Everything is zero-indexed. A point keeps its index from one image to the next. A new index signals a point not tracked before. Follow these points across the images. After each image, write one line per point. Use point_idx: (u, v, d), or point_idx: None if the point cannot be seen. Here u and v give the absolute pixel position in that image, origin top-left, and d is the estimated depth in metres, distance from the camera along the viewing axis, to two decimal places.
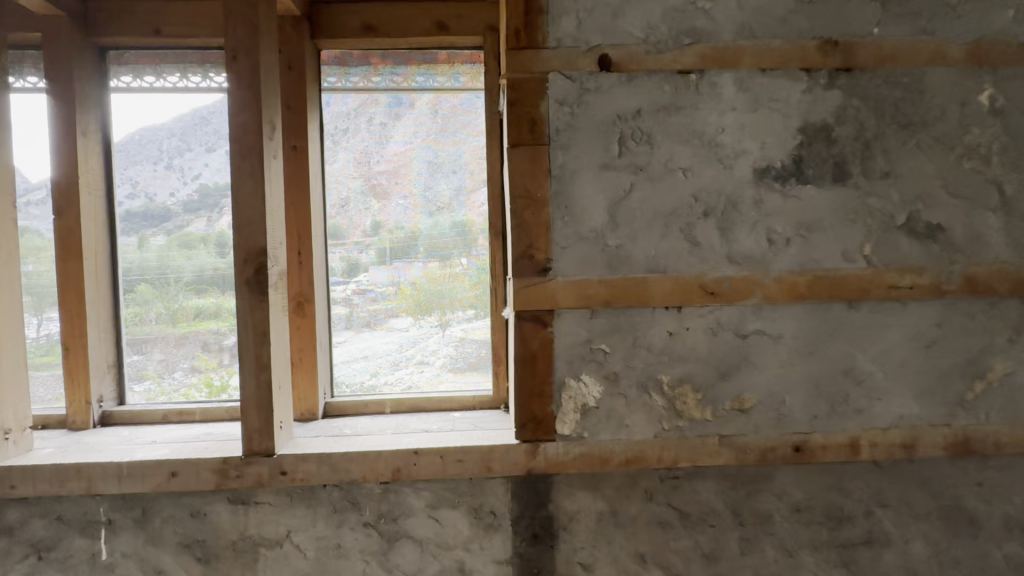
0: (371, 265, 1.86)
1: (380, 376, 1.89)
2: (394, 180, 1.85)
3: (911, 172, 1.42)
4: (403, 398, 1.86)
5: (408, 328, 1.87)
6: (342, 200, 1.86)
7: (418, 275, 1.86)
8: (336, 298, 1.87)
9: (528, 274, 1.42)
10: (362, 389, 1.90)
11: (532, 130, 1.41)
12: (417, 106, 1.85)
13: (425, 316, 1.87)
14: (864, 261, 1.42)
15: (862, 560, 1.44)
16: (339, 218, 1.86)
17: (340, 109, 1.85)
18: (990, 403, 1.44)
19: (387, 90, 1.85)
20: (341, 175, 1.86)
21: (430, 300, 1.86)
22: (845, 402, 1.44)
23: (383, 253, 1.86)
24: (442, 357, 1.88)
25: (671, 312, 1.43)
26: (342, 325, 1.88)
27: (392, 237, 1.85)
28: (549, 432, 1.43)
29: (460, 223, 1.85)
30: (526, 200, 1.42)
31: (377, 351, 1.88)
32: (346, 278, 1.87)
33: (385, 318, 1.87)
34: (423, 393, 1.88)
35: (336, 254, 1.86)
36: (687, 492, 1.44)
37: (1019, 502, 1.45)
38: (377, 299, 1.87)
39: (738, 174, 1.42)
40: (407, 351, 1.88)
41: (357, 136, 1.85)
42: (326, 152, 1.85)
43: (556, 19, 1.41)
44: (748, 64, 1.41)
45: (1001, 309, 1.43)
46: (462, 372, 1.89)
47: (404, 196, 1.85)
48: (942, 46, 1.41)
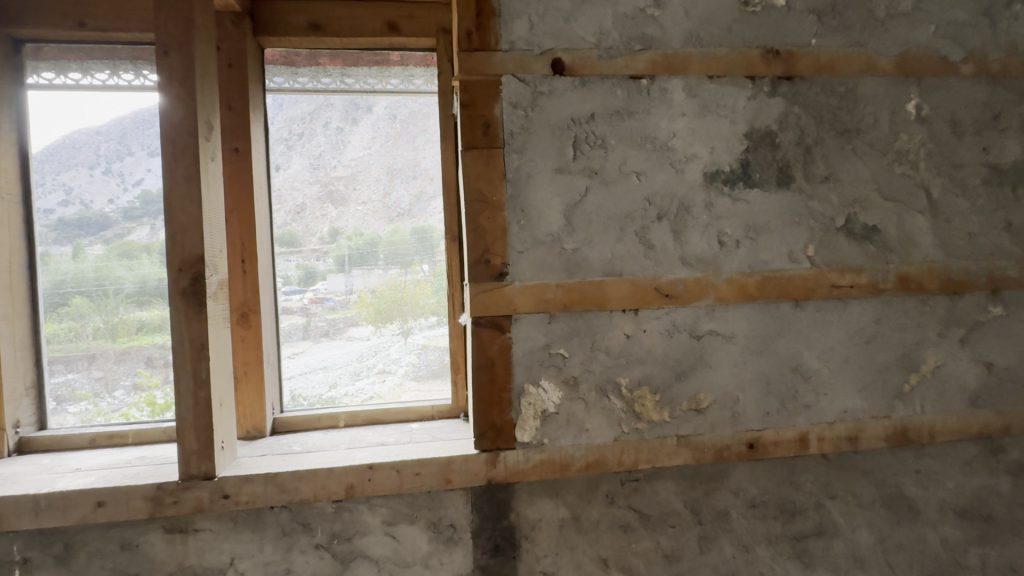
0: (329, 273, 1.78)
1: (339, 388, 1.81)
2: (351, 186, 1.79)
3: (848, 176, 1.49)
4: (363, 410, 1.78)
5: (369, 336, 1.81)
6: (297, 206, 1.78)
7: (378, 282, 1.80)
8: (292, 307, 1.79)
9: (485, 279, 1.39)
10: (319, 402, 1.81)
11: (486, 133, 1.39)
12: (374, 110, 1.80)
13: (386, 325, 1.81)
14: (808, 262, 1.48)
15: (814, 551, 1.49)
16: (294, 225, 1.78)
17: (292, 112, 1.78)
18: (925, 394, 1.52)
19: (341, 92, 1.79)
20: (296, 181, 1.78)
21: (391, 307, 1.81)
22: (795, 399, 1.48)
23: (341, 260, 1.79)
24: (402, 366, 1.82)
25: (628, 314, 1.43)
26: (298, 336, 1.79)
27: (350, 244, 1.78)
28: (510, 440, 1.40)
29: (421, 228, 1.81)
30: (482, 204, 1.39)
31: (336, 361, 1.80)
32: (302, 286, 1.78)
33: (344, 326, 1.80)
34: (384, 404, 1.82)
35: (291, 262, 1.78)
36: (647, 494, 1.45)
37: (952, 487, 1.53)
38: (334, 308, 1.79)
39: (688, 177, 1.45)
40: (368, 360, 1.81)
41: (312, 140, 1.78)
42: (277, 156, 1.77)
43: (508, 22, 1.40)
44: (696, 70, 1.44)
45: (932, 305, 1.51)
46: (424, 381, 1.84)
47: (363, 202, 1.79)
48: (872, 58, 1.49)
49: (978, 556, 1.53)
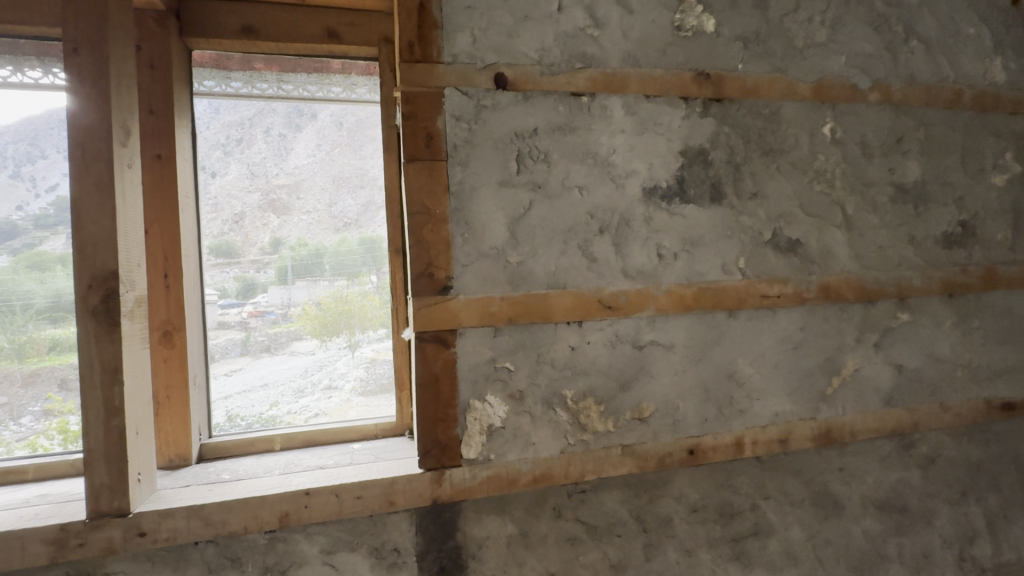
0: (270, 285, 1.70)
1: (280, 407, 1.71)
2: (295, 195, 1.72)
3: (774, 193, 1.59)
4: (307, 429, 1.70)
5: (314, 350, 1.73)
6: (236, 215, 1.68)
7: (324, 294, 1.73)
8: (229, 321, 1.68)
9: (429, 293, 1.36)
10: (260, 422, 1.71)
11: (429, 145, 1.37)
12: (319, 117, 1.75)
13: (332, 338, 1.74)
14: (740, 273, 1.56)
15: (751, 551, 1.55)
16: (232, 234, 1.69)
17: (231, 117, 1.69)
18: (845, 396, 1.63)
19: (282, 99, 1.72)
20: (235, 189, 1.69)
21: (338, 320, 1.74)
22: (730, 404, 1.55)
23: (283, 272, 1.70)
24: (348, 382, 1.75)
25: (573, 326, 1.45)
26: (236, 351, 1.69)
27: (293, 255, 1.71)
28: (455, 457, 1.37)
29: (369, 239, 1.76)
30: (425, 217, 1.37)
31: (278, 378, 1.71)
32: (241, 299, 1.69)
33: (287, 341, 1.72)
34: (331, 422, 1.74)
35: (229, 274, 1.68)
36: (593, 505, 1.45)
37: (871, 482, 1.64)
38: (277, 322, 1.71)
39: (628, 192, 1.49)
40: (313, 376, 1.73)
41: (253, 146, 1.69)
42: (216, 162, 1.68)
43: (450, 35, 1.40)
44: (634, 89, 1.49)
45: (849, 313, 1.63)
46: (371, 396, 1.78)
47: (307, 211, 1.72)
48: (793, 84, 1.60)
49: (895, 545, 1.65)
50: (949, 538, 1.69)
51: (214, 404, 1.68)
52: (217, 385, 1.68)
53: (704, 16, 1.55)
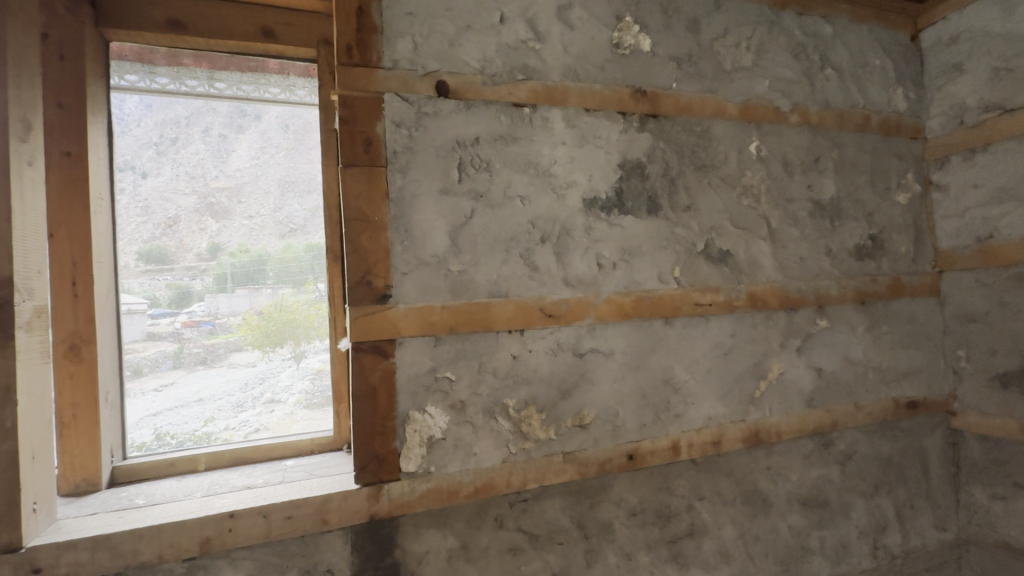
0: (208, 293, 1.62)
1: (214, 424, 1.62)
2: (236, 199, 1.65)
3: (706, 206, 1.67)
4: (245, 446, 1.61)
5: (255, 362, 1.67)
6: (168, 218, 1.58)
7: (266, 303, 1.68)
8: (160, 332, 1.58)
9: (366, 302, 1.33)
10: (191, 440, 1.60)
11: (367, 151, 1.35)
12: (264, 118, 1.68)
13: (276, 349, 1.69)
14: (675, 282, 1.62)
15: (687, 551, 1.60)
16: (165, 240, 1.58)
17: (165, 115, 1.59)
18: (772, 399, 1.72)
19: (217, 98, 1.64)
20: (167, 191, 1.59)
21: (282, 330, 1.69)
22: (667, 409, 1.60)
23: (222, 279, 1.63)
24: (292, 395, 1.70)
25: (515, 335, 1.45)
26: (167, 364, 1.59)
27: (233, 261, 1.64)
28: (393, 471, 1.34)
29: (316, 246, 1.71)
30: (363, 223, 1.33)
31: (214, 393, 1.62)
32: (174, 308, 1.59)
33: (225, 352, 1.64)
34: (272, 437, 1.67)
35: (161, 282, 1.58)
36: (535, 514, 1.45)
37: (796, 479, 1.74)
38: (214, 332, 1.63)
39: (569, 203, 1.52)
40: (253, 390, 1.67)
41: (190, 147, 1.60)
42: (150, 162, 1.57)
43: (391, 40, 1.38)
44: (574, 103, 1.53)
45: (774, 320, 1.73)
46: (316, 410, 1.73)
47: (249, 215, 1.66)
48: (722, 104, 1.69)
49: (818, 538, 1.75)
50: (864, 528, 1.82)
51: (142, 421, 1.56)
52: (144, 401, 1.57)
53: (640, 36, 1.62)
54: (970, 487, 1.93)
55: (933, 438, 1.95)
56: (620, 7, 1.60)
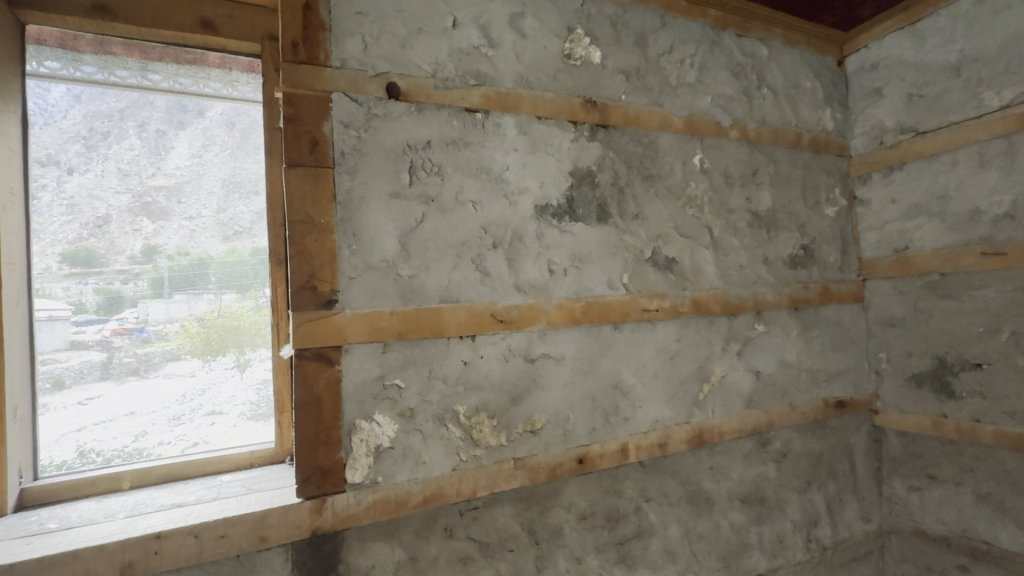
0: (143, 298, 1.52)
1: (146, 439, 1.51)
2: (175, 198, 1.56)
3: (653, 215, 1.73)
4: (179, 461, 1.51)
5: (195, 372, 1.57)
6: (98, 218, 1.47)
7: (207, 310, 1.59)
8: (86, 341, 1.46)
9: (311, 308, 1.28)
10: (119, 457, 1.48)
11: (314, 151, 1.31)
12: (207, 115, 1.60)
13: (218, 358, 1.59)
14: (624, 289, 1.66)
15: (635, 552, 1.63)
16: (93, 240, 1.47)
17: (94, 107, 1.48)
18: (714, 401, 1.80)
19: (153, 91, 1.55)
20: (97, 189, 1.48)
21: (224, 337, 1.60)
22: (616, 413, 1.63)
23: (158, 284, 1.53)
24: (235, 407, 1.61)
25: (466, 341, 1.44)
26: (93, 375, 1.47)
27: (171, 265, 1.55)
28: (338, 483, 1.29)
29: (263, 249, 1.64)
30: (308, 226, 1.29)
31: (147, 405, 1.51)
32: (103, 315, 1.48)
33: (160, 362, 1.54)
34: (211, 451, 1.57)
35: (87, 286, 1.46)
36: (486, 521, 1.44)
37: (736, 477, 1.82)
38: (148, 340, 1.52)
39: (521, 209, 1.53)
40: (192, 401, 1.57)
41: (124, 142, 1.51)
42: (76, 157, 1.46)
43: (339, 39, 1.35)
44: (526, 110, 1.55)
45: (716, 325, 1.81)
46: (261, 421, 1.64)
47: (190, 216, 1.57)
48: (668, 117, 1.76)
49: (756, 534, 1.83)
50: (798, 522, 1.92)
51: (63, 438, 1.43)
52: (65, 416, 1.43)
53: (590, 48, 1.66)
54: (891, 479, 2.09)
55: (858, 435, 2.09)
56: (571, 19, 1.64)
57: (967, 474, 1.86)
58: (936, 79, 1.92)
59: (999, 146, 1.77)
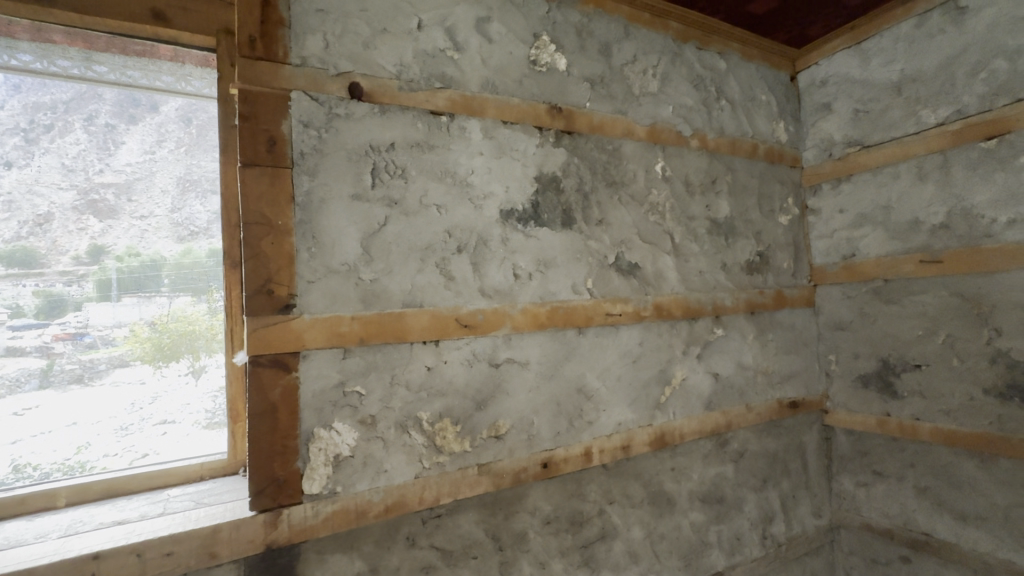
0: (87, 302, 1.43)
1: (89, 451, 1.41)
2: (125, 196, 1.48)
3: (617, 221, 1.76)
4: (124, 475, 1.42)
5: (145, 380, 1.49)
6: (38, 216, 1.38)
7: (160, 313, 1.51)
8: (23, 347, 1.36)
9: (267, 313, 1.24)
10: (57, 471, 1.38)
11: (271, 151, 1.27)
12: (162, 110, 1.52)
13: (171, 364, 1.51)
14: (588, 293, 1.68)
15: (599, 555, 1.64)
16: (33, 240, 1.37)
17: (34, 98, 1.39)
18: (676, 403, 1.83)
19: (101, 83, 1.46)
20: (37, 184, 1.38)
21: (178, 343, 1.52)
22: (580, 416, 1.64)
23: (105, 286, 1.45)
24: (190, 415, 1.53)
25: (429, 346, 1.42)
26: (31, 384, 1.37)
27: (120, 266, 1.46)
28: (295, 495, 1.25)
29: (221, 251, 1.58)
30: (265, 228, 1.25)
31: (90, 415, 1.42)
32: (44, 319, 1.38)
33: (106, 369, 1.45)
34: (162, 462, 1.49)
35: (26, 288, 1.37)
36: (449, 529, 1.42)
37: (696, 478, 1.86)
38: (94, 346, 1.43)
39: (486, 214, 1.53)
40: (142, 410, 1.48)
41: (68, 135, 1.42)
42: (15, 150, 1.36)
43: (299, 36, 1.32)
44: (492, 114, 1.54)
45: (678, 329, 1.85)
46: (218, 429, 1.57)
47: (141, 216, 1.49)
48: (631, 125, 1.80)
49: (715, 532, 1.88)
50: (755, 520, 1.98)
51: None
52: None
53: (556, 55, 1.67)
54: (840, 476, 2.18)
55: (810, 434, 2.18)
56: (537, 25, 1.65)
57: (908, 470, 1.97)
58: (880, 96, 2.03)
59: (935, 160, 1.89)
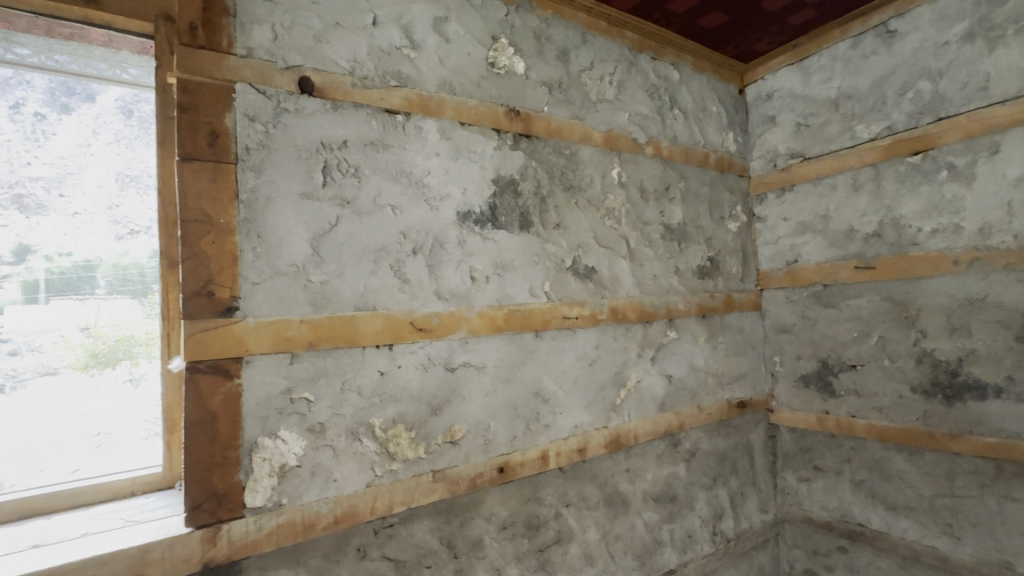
0: (10, 305, 1.31)
1: (7, 468, 1.29)
2: (56, 190, 1.36)
3: (574, 225, 1.77)
4: (48, 492, 1.30)
5: (76, 389, 1.37)
6: None
7: (95, 317, 1.40)
8: None
9: (206, 316, 1.17)
10: None
11: (213, 144, 1.20)
12: (99, 100, 1.42)
13: (107, 371, 1.41)
14: (546, 297, 1.68)
15: (555, 558, 1.64)
16: None
17: None
18: (630, 405, 1.87)
19: (28, 68, 1.34)
20: None
21: (115, 349, 1.42)
22: (537, 420, 1.64)
23: (31, 288, 1.33)
24: (127, 425, 1.43)
25: (383, 350, 1.38)
26: None
27: (50, 267, 1.35)
28: (236, 509, 1.18)
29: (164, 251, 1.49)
30: (206, 226, 1.18)
31: (9, 429, 1.29)
32: None
33: (30, 378, 1.32)
34: (92, 477, 1.38)
35: None
36: (402, 538, 1.38)
37: (650, 478, 1.90)
38: (16, 352, 1.31)
39: (442, 215, 1.51)
40: (71, 422, 1.36)
41: None
42: None
43: (245, 26, 1.26)
44: (449, 115, 1.53)
45: (633, 332, 1.89)
46: (157, 440, 1.47)
47: (74, 212, 1.38)
48: (588, 131, 1.82)
49: (668, 531, 1.92)
50: (705, 517, 2.04)
51: None
52: None
53: (514, 58, 1.68)
54: (784, 472, 2.28)
55: (757, 433, 2.27)
56: (495, 28, 1.65)
57: (844, 464, 2.08)
58: (820, 111, 2.15)
59: (868, 173, 2.01)
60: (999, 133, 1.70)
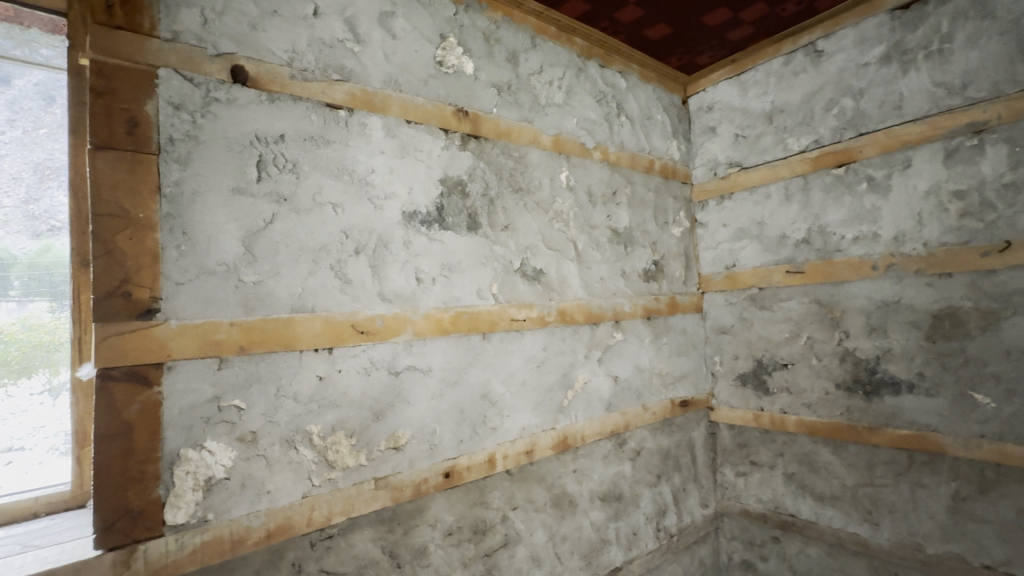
0: None
1: None
2: None
3: (522, 227, 1.77)
4: None
5: None
6: None
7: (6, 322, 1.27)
8: None
9: (122, 319, 1.08)
10: None
11: (132, 133, 1.11)
12: (15, 84, 1.29)
13: (22, 381, 1.27)
14: (493, 299, 1.67)
15: (501, 562, 1.63)
16: None
17: None
18: (578, 406, 1.89)
19: None
20: None
21: (32, 356, 1.28)
22: (484, 423, 1.62)
23: None
24: (42, 441, 1.29)
25: (322, 354, 1.32)
26: None
27: None
28: (154, 527, 1.09)
29: None
30: (122, 220, 1.09)
31: None
32: None
33: None
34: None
35: None
36: (341, 550, 1.32)
37: (597, 477, 1.92)
38: None
39: (387, 215, 1.46)
40: None
41: None
42: None
43: (171, 8, 1.18)
44: (395, 113, 1.49)
45: (580, 333, 1.91)
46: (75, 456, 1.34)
47: None
48: (537, 134, 1.84)
49: (614, 529, 1.95)
50: (650, 514, 2.09)
51: None
52: None
53: (463, 58, 1.66)
54: (723, 468, 2.38)
55: (698, 431, 2.36)
56: (444, 27, 1.63)
57: (778, 458, 2.19)
58: (755, 124, 2.27)
59: (799, 183, 2.14)
60: (911, 149, 1.85)
